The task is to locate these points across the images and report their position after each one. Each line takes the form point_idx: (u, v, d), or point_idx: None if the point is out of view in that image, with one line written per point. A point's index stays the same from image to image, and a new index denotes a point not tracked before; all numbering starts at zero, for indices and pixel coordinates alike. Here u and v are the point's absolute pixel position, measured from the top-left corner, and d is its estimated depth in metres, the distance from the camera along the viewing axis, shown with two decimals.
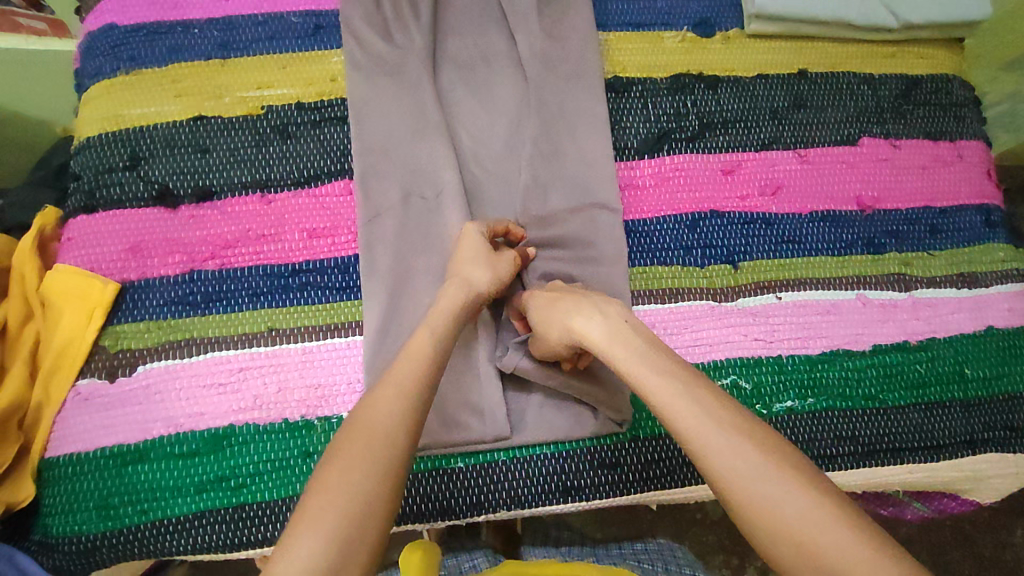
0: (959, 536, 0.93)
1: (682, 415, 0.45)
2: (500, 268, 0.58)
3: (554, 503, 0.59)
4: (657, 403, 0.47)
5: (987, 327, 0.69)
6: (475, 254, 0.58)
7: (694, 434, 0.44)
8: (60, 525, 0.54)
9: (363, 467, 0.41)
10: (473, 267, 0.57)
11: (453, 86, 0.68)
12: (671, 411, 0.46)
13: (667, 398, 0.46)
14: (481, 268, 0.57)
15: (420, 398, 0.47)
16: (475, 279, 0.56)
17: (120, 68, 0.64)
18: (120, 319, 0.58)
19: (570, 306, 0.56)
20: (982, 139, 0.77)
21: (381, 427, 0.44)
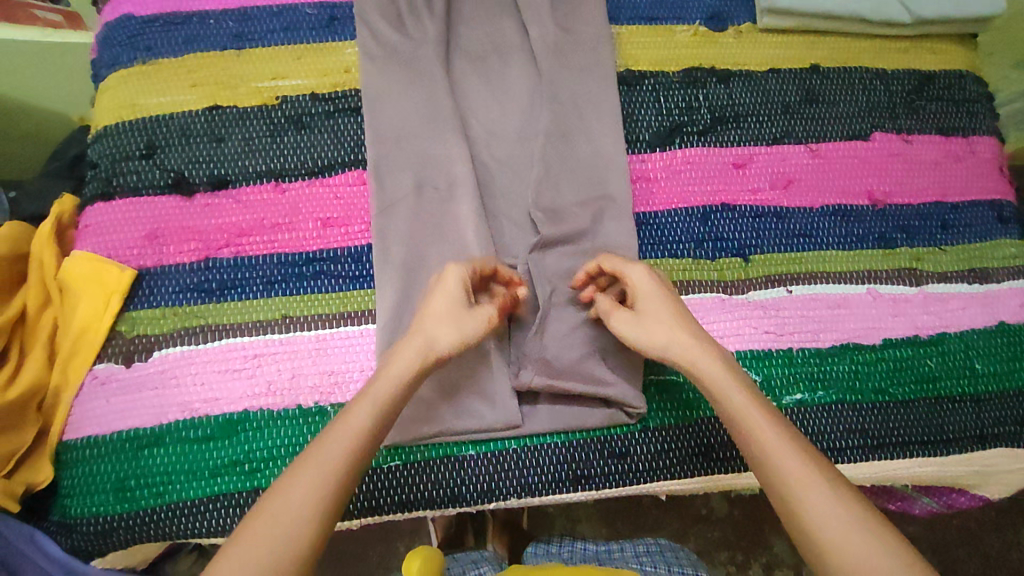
0: (966, 535, 0.93)
1: (764, 432, 0.48)
2: (467, 329, 0.54)
3: (563, 492, 0.60)
4: (739, 418, 0.50)
5: (999, 322, 0.68)
6: (443, 311, 0.54)
7: (782, 455, 0.47)
8: (78, 507, 0.55)
9: (293, 517, 0.43)
10: (440, 327, 0.53)
11: (466, 78, 0.68)
12: (751, 428, 0.49)
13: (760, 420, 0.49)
14: (448, 330, 0.53)
15: (358, 460, 0.47)
16: (437, 343, 0.53)
17: (137, 58, 0.65)
18: (137, 304, 0.59)
19: (673, 313, 0.56)
20: (995, 135, 0.77)
21: (314, 485, 0.45)
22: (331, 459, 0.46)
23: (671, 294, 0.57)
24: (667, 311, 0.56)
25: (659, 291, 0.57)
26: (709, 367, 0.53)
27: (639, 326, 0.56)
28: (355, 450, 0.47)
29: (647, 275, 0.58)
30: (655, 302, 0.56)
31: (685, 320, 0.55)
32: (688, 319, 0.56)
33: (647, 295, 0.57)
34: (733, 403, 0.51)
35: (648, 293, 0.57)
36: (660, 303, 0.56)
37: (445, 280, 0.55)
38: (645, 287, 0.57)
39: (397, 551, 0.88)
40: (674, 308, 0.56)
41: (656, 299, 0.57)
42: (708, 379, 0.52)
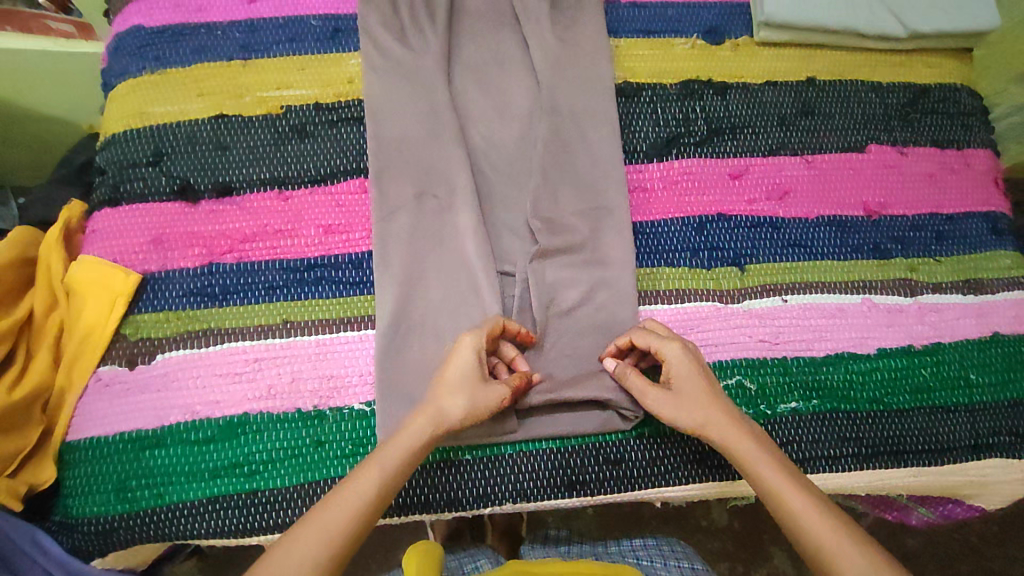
0: (965, 548, 0.92)
1: (801, 510, 0.51)
2: (479, 406, 0.54)
3: (559, 498, 0.60)
4: (778, 498, 0.52)
5: (993, 333, 0.69)
6: (455, 385, 0.55)
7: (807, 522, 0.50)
8: (80, 506, 0.56)
9: (294, 571, 0.46)
10: (452, 399, 0.54)
11: (467, 89, 0.70)
12: (790, 507, 0.51)
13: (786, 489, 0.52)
14: (460, 402, 0.54)
15: (362, 525, 0.49)
16: (448, 415, 0.54)
17: (146, 67, 0.67)
18: (141, 308, 0.60)
19: (708, 393, 0.57)
20: (990, 148, 0.77)
21: (319, 543, 0.47)
22: (337, 521, 0.49)
23: (705, 373, 0.58)
24: (702, 391, 0.57)
25: (694, 367, 0.58)
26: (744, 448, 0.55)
27: (675, 406, 0.57)
28: (361, 515, 0.49)
29: (682, 353, 0.58)
30: (690, 383, 0.57)
31: (718, 400, 0.57)
32: (722, 401, 0.57)
33: (682, 374, 0.58)
34: (769, 483, 0.53)
35: (684, 372, 0.58)
36: (697, 385, 0.57)
37: (462, 352, 0.56)
38: (680, 367, 0.58)
39: (395, 556, 0.89)
40: (707, 389, 0.57)
41: (690, 378, 0.58)
42: (744, 459, 0.54)
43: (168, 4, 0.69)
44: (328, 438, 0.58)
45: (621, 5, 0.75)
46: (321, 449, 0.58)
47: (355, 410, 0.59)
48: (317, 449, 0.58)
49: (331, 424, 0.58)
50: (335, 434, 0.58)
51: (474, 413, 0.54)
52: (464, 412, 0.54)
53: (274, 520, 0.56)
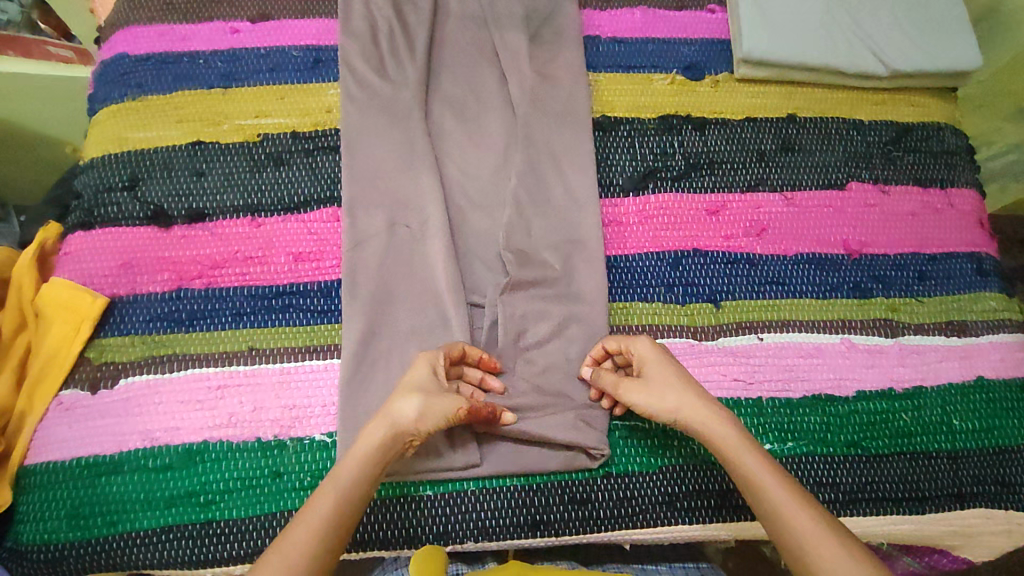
0: None
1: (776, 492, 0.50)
2: (435, 407, 0.53)
3: (522, 537, 0.59)
4: (752, 479, 0.51)
5: (977, 377, 0.67)
6: (412, 388, 0.54)
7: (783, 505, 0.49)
8: (31, 534, 0.55)
9: None
10: (405, 400, 0.53)
11: (444, 120, 0.70)
12: (764, 487, 0.51)
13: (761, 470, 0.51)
14: (415, 401, 0.53)
15: (324, 546, 0.47)
16: (404, 415, 0.52)
17: (127, 94, 0.68)
18: (107, 332, 0.60)
19: (680, 380, 0.57)
20: (975, 188, 0.77)
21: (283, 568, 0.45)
22: (301, 543, 0.47)
23: (677, 365, 0.58)
24: (674, 379, 0.57)
25: (664, 360, 0.58)
26: (722, 434, 0.54)
27: (648, 393, 0.57)
28: (322, 536, 0.47)
29: (650, 347, 0.59)
30: (665, 373, 0.57)
31: (696, 388, 0.56)
32: (702, 391, 0.56)
33: (654, 366, 0.58)
34: (751, 468, 0.52)
35: (657, 364, 0.58)
36: (671, 375, 0.57)
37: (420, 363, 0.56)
38: (651, 358, 0.58)
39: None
40: (681, 379, 0.57)
41: (663, 369, 0.58)
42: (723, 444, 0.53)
43: (153, 33, 0.70)
44: (286, 469, 0.57)
45: (602, 41, 0.76)
46: (279, 480, 0.57)
47: (316, 441, 0.58)
48: (276, 480, 0.57)
49: (290, 454, 0.58)
50: (294, 466, 0.57)
51: (430, 415, 0.53)
52: (420, 413, 0.53)
53: (227, 553, 0.55)
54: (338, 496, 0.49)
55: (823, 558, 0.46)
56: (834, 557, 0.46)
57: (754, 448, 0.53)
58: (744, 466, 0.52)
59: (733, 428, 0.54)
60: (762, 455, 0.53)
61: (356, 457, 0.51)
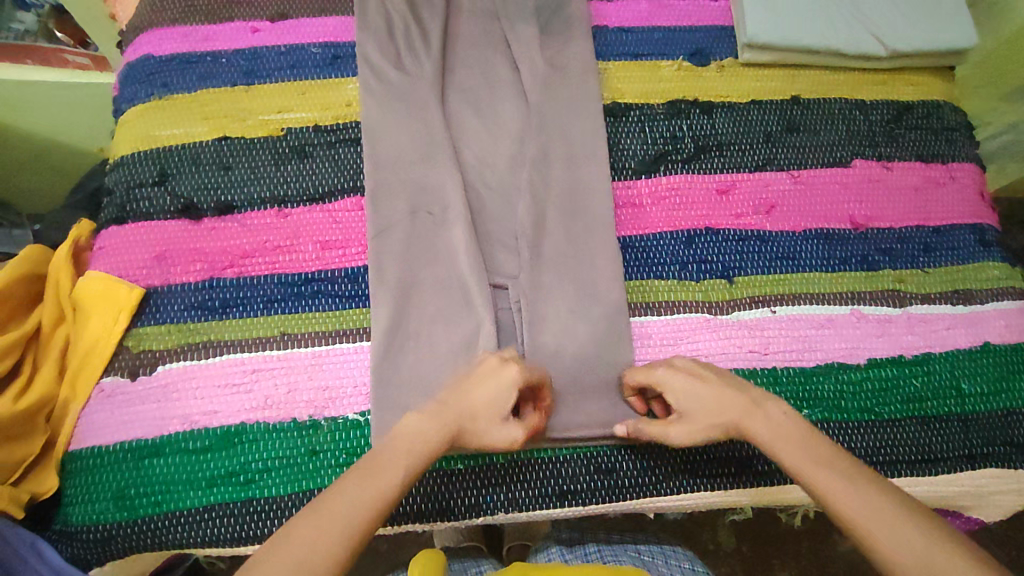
0: None
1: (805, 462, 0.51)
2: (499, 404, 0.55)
3: (552, 507, 0.61)
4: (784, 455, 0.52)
5: (984, 342, 0.69)
6: (481, 379, 0.56)
7: (816, 475, 0.50)
8: (79, 515, 0.57)
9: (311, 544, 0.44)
10: (475, 395, 0.55)
11: (461, 111, 0.72)
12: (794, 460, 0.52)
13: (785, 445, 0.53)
14: (485, 393, 0.55)
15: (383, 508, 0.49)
16: (471, 406, 0.55)
17: (154, 93, 0.70)
18: (144, 321, 0.62)
19: (722, 391, 0.57)
20: (975, 162, 0.79)
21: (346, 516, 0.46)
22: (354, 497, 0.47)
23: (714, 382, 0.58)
24: (712, 397, 0.57)
25: (699, 379, 0.58)
26: (786, 449, 0.52)
27: (689, 427, 0.57)
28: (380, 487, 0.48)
29: (680, 374, 0.59)
30: (700, 403, 0.57)
31: (750, 414, 0.55)
32: (741, 408, 0.56)
33: (690, 392, 0.58)
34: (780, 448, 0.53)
35: (690, 392, 0.58)
36: (693, 399, 0.58)
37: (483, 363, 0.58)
38: (685, 389, 0.58)
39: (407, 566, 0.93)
40: (724, 403, 0.57)
41: (697, 395, 0.58)
42: (759, 434, 0.54)
43: (176, 35, 0.73)
44: (322, 447, 0.59)
45: (610, 30, 0.78)
46: (315, 458, 0.59)
47: (349, 420, 0.60)
48: (312, 458, 0.59)
49: (325, 433, 0.60)
50: (329, 444, 0.59)
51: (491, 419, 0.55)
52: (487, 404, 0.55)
53: (268, 529, 0.57)
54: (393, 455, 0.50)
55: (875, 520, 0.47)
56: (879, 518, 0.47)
57: (819, 458, 0.51)
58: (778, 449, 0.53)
59: (796, 439, 0.53)
60: (812, 446, 0.52)
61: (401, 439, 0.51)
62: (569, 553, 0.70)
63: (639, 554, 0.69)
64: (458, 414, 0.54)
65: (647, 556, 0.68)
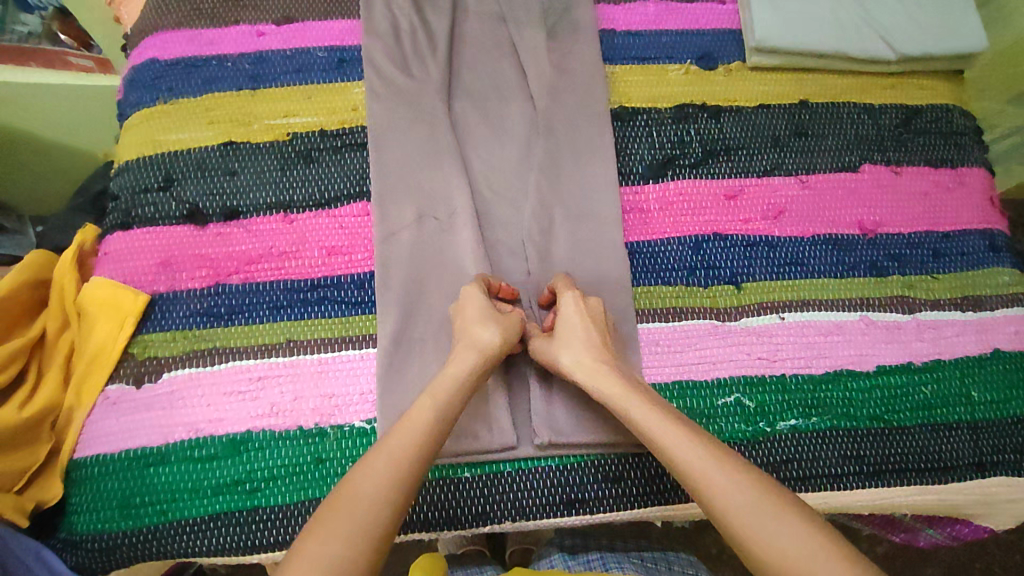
0: (962, 568, 0.94)
1: (681, 449, 0.51)
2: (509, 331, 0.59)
3: (560, 516, 0.60)
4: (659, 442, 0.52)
5: (994, 349, 0.69)
6: (485, 317, 0.59)
7: (686, 461, 0.50)
8: (85, 523, 0.57)
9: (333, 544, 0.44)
10: (483, 328, 0.58)
11: (467, 115, 0.72)
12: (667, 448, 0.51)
13: (660, 429, 0.53)
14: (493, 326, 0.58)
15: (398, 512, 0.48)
16: (485, 340, 0.58)
17: (159, 98, 0.70)
18: (150, 328, 0.62)
19: (589, 336, 0.59)
20: (985, 167, 0.78)
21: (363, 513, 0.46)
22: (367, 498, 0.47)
23: (596, 323, 0.61)
24: (585, 335, 0.60)
25: (583, 318, 0.61)
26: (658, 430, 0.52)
27: (556, 350, 0.59)
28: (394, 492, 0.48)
29: (575, 304, 0.61)
30: (578, 341, 0.59)
31: (601, 366, 0.58)
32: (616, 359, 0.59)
33: (583, 326, 0.60)
34: (658, 433, 0.52)
35: (573, 329, 0.60)
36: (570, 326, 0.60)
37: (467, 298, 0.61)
38: (570, 315, 0.61)
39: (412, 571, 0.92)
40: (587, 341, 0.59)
41: (575, 325, 0.60)
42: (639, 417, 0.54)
43: (181, 39, 0.72)
44: (329, 455, 0.59)
45: (617, 33, 0.78)
46: (322, 466, 0.58)
47: (356, 428, 0.60)
48: (319, 467, 0.58)
49: (332, 441, 0.59)
50: (336, 452, 0.59)
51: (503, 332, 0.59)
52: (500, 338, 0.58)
53: (275, 538, 0.57)
54: (405, 455, 0.50)
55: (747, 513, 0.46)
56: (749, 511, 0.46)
57: (695, 446, 0.51)
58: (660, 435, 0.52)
59: (668, 424, 0.53)
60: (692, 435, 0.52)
61: (433, 411, 0.53)
62: (572, 559, 0.69)
63: (641, 561, 0.69)
64: (475, 352, 0.57)
65: (650, 564, 0.68)
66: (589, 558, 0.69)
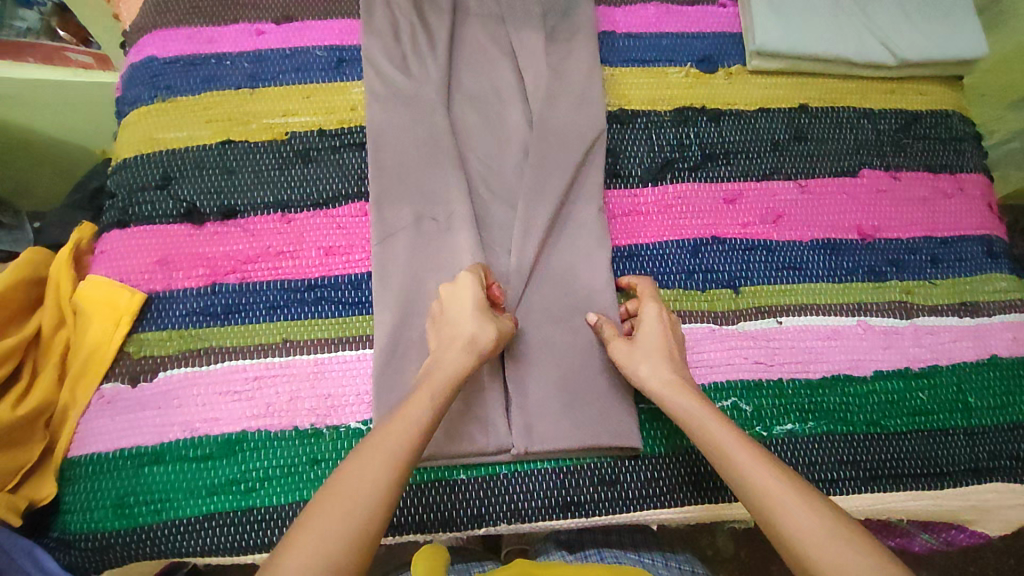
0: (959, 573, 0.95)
1: (747, 466, 0.50)
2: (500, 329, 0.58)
3: (555, 518, 0.60)
4: (726, 456, 0.51)
5: (990, 355, 0.69)
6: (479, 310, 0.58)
7: (753, 477, 0.49)
8: (78, 523, 0.57)
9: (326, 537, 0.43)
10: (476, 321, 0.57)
11: (466, 115, 0.72)
12: (733, 461, 0.50)
13: (729, 444, 0.51)
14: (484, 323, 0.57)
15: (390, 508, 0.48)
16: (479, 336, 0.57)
17: (157, 95, 0.70)
18: (145, 326, 0.62)
19: (665, 351, 0.59)
20: (983, 172, 0.78)
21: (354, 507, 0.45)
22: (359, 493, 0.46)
23: (674, 341, 0.60)
24: (660, 347, 0.59)
25: (662, 331, 0.60)
26: (725, 443, 0.51)
27: (633, 355, 0.59)
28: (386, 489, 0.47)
29: (657, 315, 0.61)
30: (662, 361, 0.58)
31: (677, 383, 0.57)
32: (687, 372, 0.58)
33: (661, 343, 0.59)
34: (726, 448, 0.51)
35: (651, 346, 0.59)
36: (651, 336, 0.60)
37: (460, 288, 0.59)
38: (650, 325, 0.61)
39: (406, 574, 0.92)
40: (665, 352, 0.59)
41: (654, 331, 0.60)
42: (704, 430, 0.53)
43: (179, 37, 0.72)
44: (324, 456, 0.59)
45: (617, 36, 0.78)
46: (317, 468, 0.58)
47: (351, 429, 0.60)
48: (314, 467, 0.58)
49: (327, 442, 0.59)
50: (331, 453, 0.59)
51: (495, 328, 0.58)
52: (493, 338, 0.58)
53: (268, 538, 0.57)
54: (396, 449, 0.49)
55: (815, 536, 0.45)
56: (816, 535, 0.45)
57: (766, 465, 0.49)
58: (728, 451, 0.51)
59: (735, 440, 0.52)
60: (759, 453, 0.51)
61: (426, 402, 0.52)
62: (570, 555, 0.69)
63: (638, 556, 0.69)
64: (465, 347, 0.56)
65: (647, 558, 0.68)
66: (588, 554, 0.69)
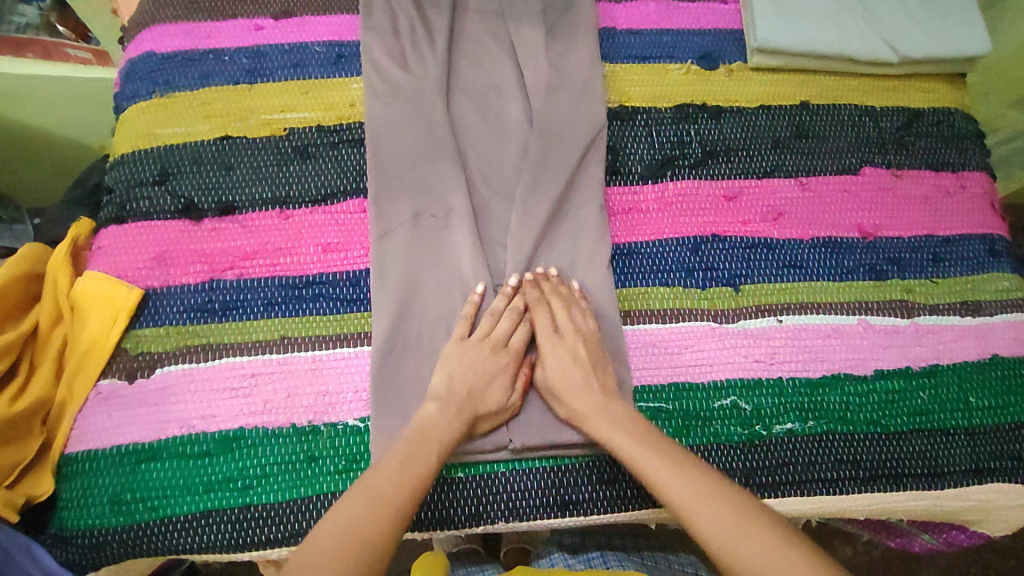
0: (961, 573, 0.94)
1: (653, 470, 0.52)
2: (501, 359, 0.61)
3: (554, 517, 0.60)
4: (632, 462, 0.54)
5: (992, 355, 0.68)
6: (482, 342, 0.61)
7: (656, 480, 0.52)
8: (75, 519, 0.57)
9: None
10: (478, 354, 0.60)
11: (465, 111, 0.71)
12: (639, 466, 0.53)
13: (633, 450, 0.54)
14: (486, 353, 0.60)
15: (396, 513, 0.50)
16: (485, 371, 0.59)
17: (155, 90, 0.69)
18: (142, 323, 0.62)
19: (567, 353, 0.60)
20: (986, 171, 0.78)
21: None
22: None
23: (580, 334, 0.61)
24: (556, 348, 0.61)
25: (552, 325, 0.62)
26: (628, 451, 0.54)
27: (549, 369, 0.60)
28: None
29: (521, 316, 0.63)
30: (572, 369, 0.59)
31: (580, 391, 0.58)
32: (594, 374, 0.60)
33: (570, 347, 0.61)
34: (628, 453, 0.54)
35: (561, 355, 0.60)
36: (546, 339, 0.61)
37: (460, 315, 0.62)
38: (542, 324, 0.62)
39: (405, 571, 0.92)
40: (570, 356, 0.60)
41: (546, 331, 0.61)
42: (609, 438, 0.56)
43: (178, 32, 0.72)
44: (322, 453, 0.58)
45: (618, 32, 0.77)
46: (315, 465, 0.58)
47: (349, 426, 0.59)
48: (312, 465, 0.58)
49: (325, 439, 0.59)
50: (329, 450, 0.59)
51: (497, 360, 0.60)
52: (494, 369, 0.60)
53: (266, 536, 0.56)
54: None
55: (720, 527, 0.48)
56: (717, 524, 0.48)
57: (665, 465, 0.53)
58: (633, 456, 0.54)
59: (638, 443, 0.55)
60: (661, 453, 0.54)
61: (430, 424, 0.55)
62: (572, 558, 0.69)
63: (642, 560, 0.69)
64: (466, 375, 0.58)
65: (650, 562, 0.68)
66: (591, 557, 0.69)
